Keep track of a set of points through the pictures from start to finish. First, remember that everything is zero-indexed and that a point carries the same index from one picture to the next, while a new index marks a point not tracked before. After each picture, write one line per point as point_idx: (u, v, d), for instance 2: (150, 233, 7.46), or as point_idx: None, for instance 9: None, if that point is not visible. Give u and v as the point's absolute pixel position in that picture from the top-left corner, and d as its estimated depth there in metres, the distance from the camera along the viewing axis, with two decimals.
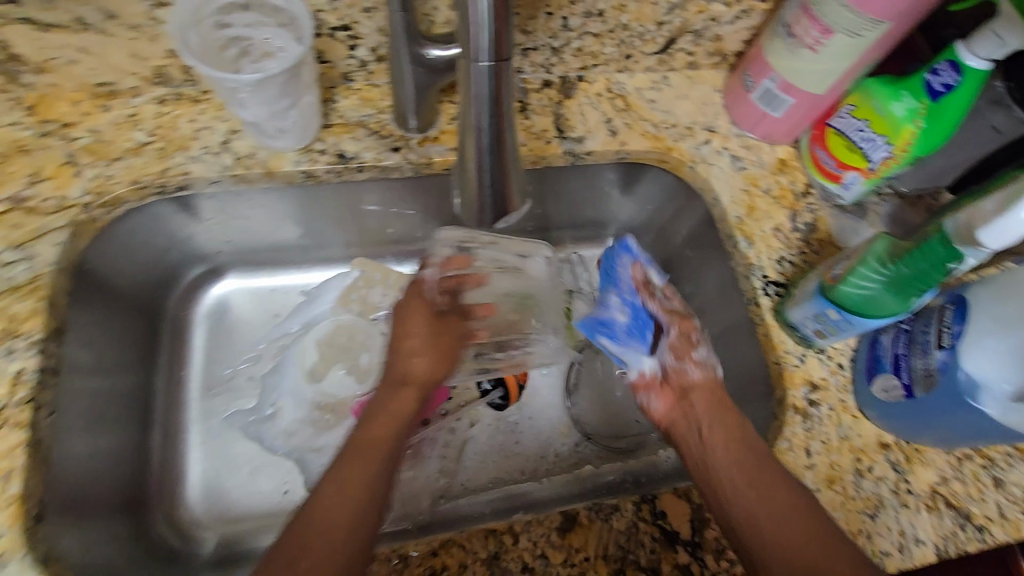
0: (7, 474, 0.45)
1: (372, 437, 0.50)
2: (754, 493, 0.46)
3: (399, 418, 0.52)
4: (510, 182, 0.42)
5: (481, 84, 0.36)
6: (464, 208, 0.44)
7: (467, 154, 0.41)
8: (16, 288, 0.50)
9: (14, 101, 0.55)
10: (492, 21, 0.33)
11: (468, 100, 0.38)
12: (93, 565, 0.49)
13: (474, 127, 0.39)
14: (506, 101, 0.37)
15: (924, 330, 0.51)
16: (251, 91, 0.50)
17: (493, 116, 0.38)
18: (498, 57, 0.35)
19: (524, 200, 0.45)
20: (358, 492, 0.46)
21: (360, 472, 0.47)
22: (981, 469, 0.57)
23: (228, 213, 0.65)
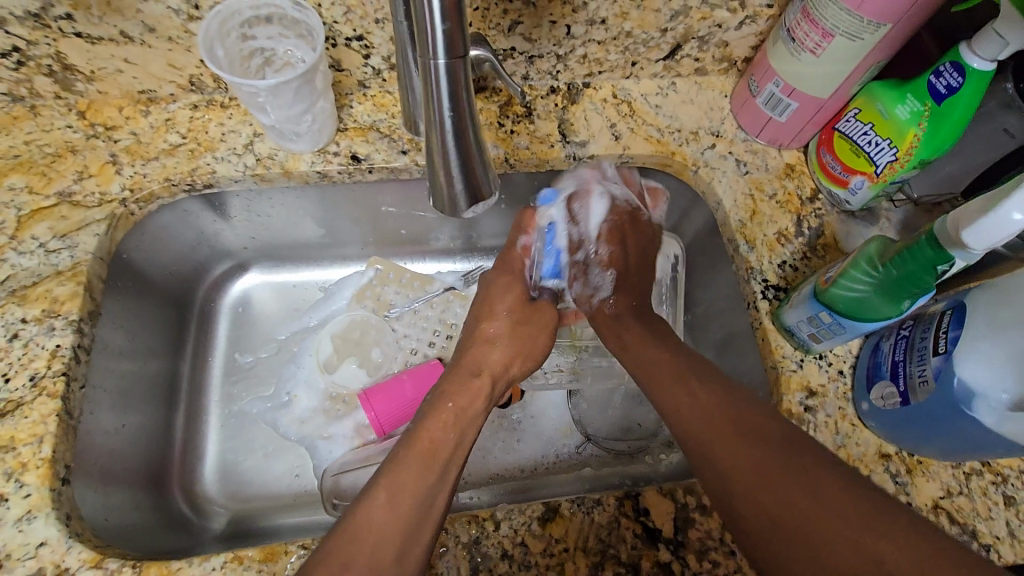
0: (40, 438, 0.50)
1: (441, 428, 0.49)
2: (707, 431, 0.46)
3: (464, 411, 0.51)
4: (478, 172, 0.44)
5: (439, 83, 0.37)
6: (437, 198, 0.46)
7: (433, 149, 0.42)
8: (58, 273, 0.56)
9: (68, 108, 0.62)
10: (444, 23, 0.34)
11: (428, 98, 0.39)
12: (109, 528, 0.54)
13: (437, 124, 0.40)
14: (463, 95, 0.39)
15: (923, 336, 0.49)
16: (268, 96, 0.54)
17: (453, 111, 0.39)
18: (452, 54, 0.36)
19: (492, 189, 0.46)
20: (417, 491, 0.44)
21: (416, 475, 0.45)
22: (990, 485, 0.54)
23: (251, 210, 0.69)
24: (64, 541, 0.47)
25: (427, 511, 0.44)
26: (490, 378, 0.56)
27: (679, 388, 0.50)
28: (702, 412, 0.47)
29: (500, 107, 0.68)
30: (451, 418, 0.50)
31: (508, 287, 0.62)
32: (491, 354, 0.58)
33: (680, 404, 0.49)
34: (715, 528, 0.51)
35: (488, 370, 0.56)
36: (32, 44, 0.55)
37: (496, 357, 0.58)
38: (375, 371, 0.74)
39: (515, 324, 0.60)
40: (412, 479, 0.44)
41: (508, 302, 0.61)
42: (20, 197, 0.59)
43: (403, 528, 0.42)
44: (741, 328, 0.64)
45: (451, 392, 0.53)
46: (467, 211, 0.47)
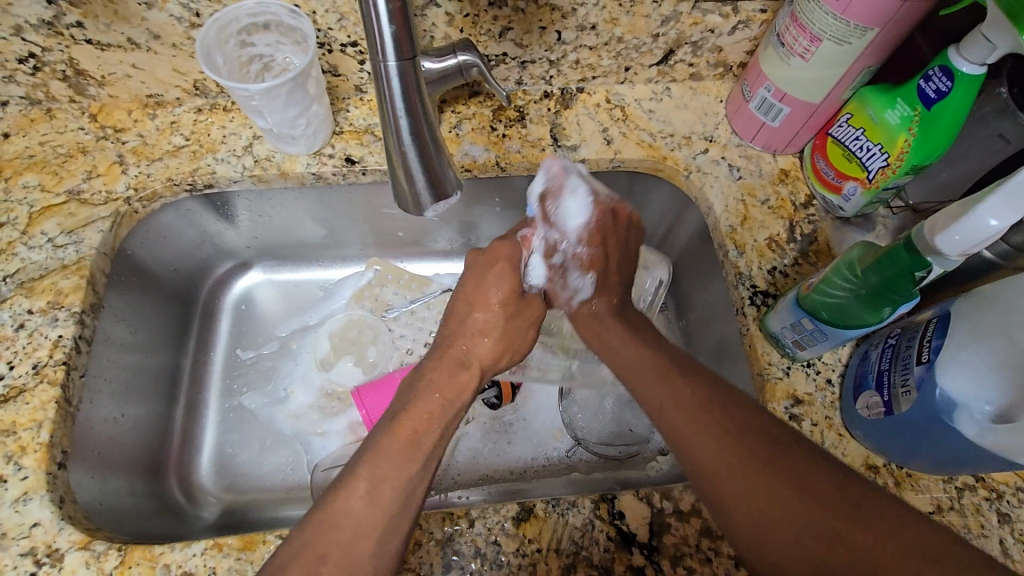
0: (39, 423, 0.52)
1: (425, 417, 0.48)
2: (699, 438, 0.44)
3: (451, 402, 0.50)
4: (437, 170, 0.47)
5: (391, 85, 0.41)
6: (402, 198, 0.49)
7: (391, 150, 0.46)
8: (63, 267, 0.59)
9: (81, 111, 0.66)
10: (391, 25, 0.38)
11: (383, 103, 0.43)
12: (104, 512, 0.56)
13: (392, 125, 0.44)
14: (415, 96, 0.42)
15: (908, 345, 0.48)
16: (262, 99, 0.56)
17: (407, 112, 0.43)
18: (401, 55, 0.40)
19: (455, 186, 0.49)
20: (397, 484, 0.43)
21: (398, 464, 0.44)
22: (984, 502, 0.52)
23: (254, 210, 0.72)
24: (55, 523, 0.49)
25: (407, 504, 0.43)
26: (475, 370, 0.53)
27: (667, 390, 0.48)
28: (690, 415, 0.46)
29: (493, 112, 0.69)
30: (439, 409, 0.48)
31: (500, 275, 0.56)
32: (479, 344, 0.54)
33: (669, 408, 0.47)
34: (692, 534, 0.50)
35: (475, 363, 0.53)
36: (47, 50, 0.59)
37: (484, 350, 0.54)
38: (370, 369, 0.75)
39: (508, 314, 0.56)
40: (393, 468, 0.44)
41: (502, 293, 0.56)
42: (33, 195, 0.62)
43: (381, 521, 0.42)
44: (731, 334, 0.64)
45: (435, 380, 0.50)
46: (430, 210, 0.49)
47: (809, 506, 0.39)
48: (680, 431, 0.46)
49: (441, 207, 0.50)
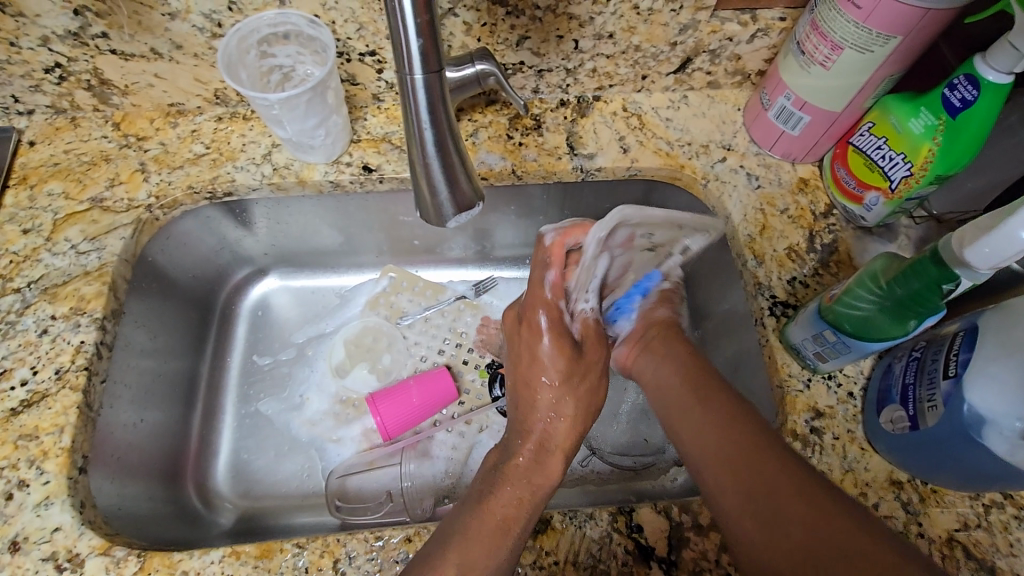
0: (60, 428, 0.53)
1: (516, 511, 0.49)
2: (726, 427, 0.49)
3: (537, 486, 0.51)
4: (460, 181, 0.46)
5: (417, 96, 0.41)
6: (424, 209, 0.48)
7: (415, 160, 0.45)
8: (86, 274, 0.59)
9: (105, 120, 0.67)
10: (418, 39, 0.38)
11: (408, 114, 0.43)
12: (122, 517, 0.56)
13: (417, 136, 0.44)
14: (441, 108, 0.42)
15: (934, 358, 0.47)
16: (282, 109, 0.57)
17: (431, 123, 0.43)
18: (427, 68, 0.40)
19: (478, 198, 0.48)
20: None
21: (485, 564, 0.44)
22: (1012, 520, 0.50)
23: (272, 218, 0.72)
24: (76, 528, 0.49)
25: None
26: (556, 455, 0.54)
27: (701, 406, 0.52)
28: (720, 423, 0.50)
29: (509, 120, 0.69)
30: (527, 496, 0.49)
31: (557, 352, 0.55)
32: (557, 426, 0.55)
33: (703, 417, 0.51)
34: (711, 549, 0.50)
35: (558, 445, 0.54)
36: (72, 60, 0.60)
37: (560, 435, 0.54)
38: (384, 376, 0.75)
39: (571, 384, 0.55)
40: (482, 557, 0.45)
41: (559, 367, 0.55)
42: (57, 203, 0.63)
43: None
44: (750, 344, 0.63)
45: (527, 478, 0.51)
46: (452, 221, 0.48)
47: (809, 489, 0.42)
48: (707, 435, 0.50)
49: (464, 219, 0.49)
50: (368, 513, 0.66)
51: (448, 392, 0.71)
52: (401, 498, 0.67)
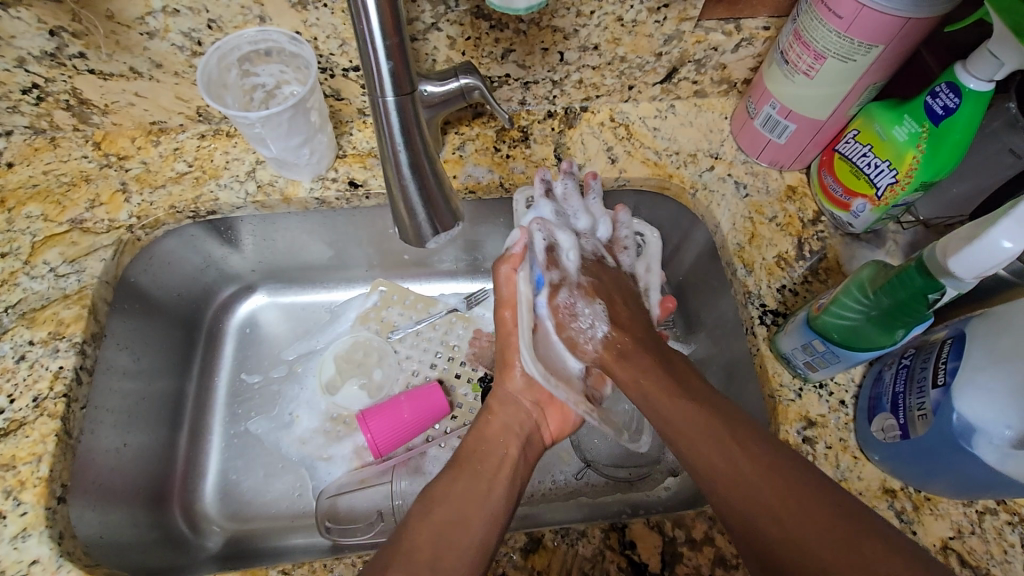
0: (38, 457, 0.51)
1: (487, 450, 0.54)
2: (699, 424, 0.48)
3: (510, 429, 0.57)
4: (436, 201, 0.47)
5: (390, 119, 0.41)
6: (403, 226, 0.49)
7: (393, 179, 0.45)
8: (65, 297, 0.58)
9: (85, 139, 0.66)
10: (388, 62, 0.38)
11: (382, 134, 0.43)
12: (104, 546, 0.55)
13: (392, 159, 0.44)
14: (414, 130, 0.43)
15: (923, 366, 0.47)
16: (264, 127, 0.56)
17: (406, 145, 0.43)
18: (398, 90, 0.40)
19: (456, 217, 0.49)
20: (474, 508, 0.47)
21: (467, 486, 0.49)
22: (1006, 526, 0.50)
23: (258, 234, 0.71)
24: (54, 560, 0.48)
25: (486, 548, 0.45)
26: (531, 406, 0.60)
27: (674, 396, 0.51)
28: (708, 432, 0.47)
29: (497, 132, 0.69)
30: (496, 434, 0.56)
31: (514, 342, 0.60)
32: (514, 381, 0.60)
33: (681, 417, 0.49)
34: (705, 564, 0.49)
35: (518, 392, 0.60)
36: (50, 81, 0.59)
37: (515, 384, 0.60)
38: (376, 392, 0.74)
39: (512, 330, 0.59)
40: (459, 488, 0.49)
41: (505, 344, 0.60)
42: (36, 225, 0.62)
43: (441, 524, 0.46)
44: (741, 353, 0.63)
45: (499, 425, 0.57)
46: (432, 240, 0.50)
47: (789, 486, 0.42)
48: (696, 447, 0.47)
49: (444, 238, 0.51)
50: (359, 534, 0.64)
51: (439, 407, 0.70)
52: (392, 517, 0.66)
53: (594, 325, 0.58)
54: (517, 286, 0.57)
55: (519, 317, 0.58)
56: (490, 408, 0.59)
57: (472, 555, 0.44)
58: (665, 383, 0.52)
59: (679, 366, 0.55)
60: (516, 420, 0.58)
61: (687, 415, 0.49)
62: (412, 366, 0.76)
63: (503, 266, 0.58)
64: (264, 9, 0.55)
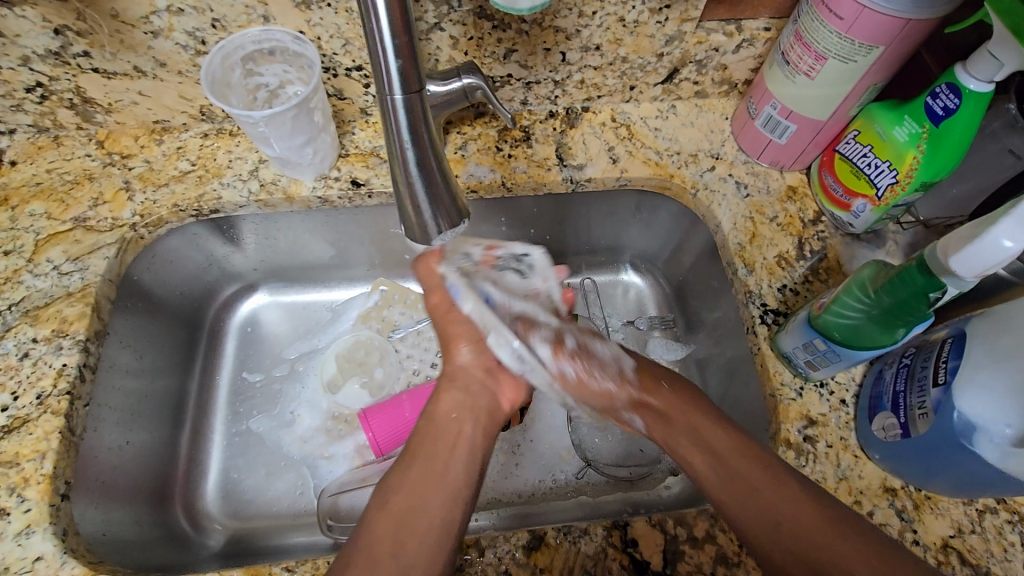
0: (42, 454, 0.52)
1: (440, 429, 0.53)
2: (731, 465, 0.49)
3: (465, 405, 0.55)
4: (441, 197, 0.48)
5: (398, 117, 0.42)
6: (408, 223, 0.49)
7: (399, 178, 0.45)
8: (68, 295, 0.59)
9: (89, 138, 0.66)
10: (398, 62, 0.38)
11: (389, 131, 0.43)
12: (107, 543, 0.55)
13: (398, 155, 0.44)
14: (421, 127, 0.43)
15: (924, 365, 0.47)
16: (268, 126, 0.56)
17: (413, 142, 0.43)
18: (407, 88, 0.40)
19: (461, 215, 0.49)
20: (431, 495, 0.47)
21: (422, 470, 0.49)
22: (1006, 525, 0.50)
23: (259, 233, 0.72)
24: (58, 557, 0.48)
25: (449, 530, 0.45)
26: (483, 375, 0.58)
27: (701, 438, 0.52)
28: (743, 474, 0.48)
29: (498, 132, 0.69)
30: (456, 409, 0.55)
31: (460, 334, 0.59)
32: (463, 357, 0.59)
33: (737, 472, 0.48)
34: (707, 562, 0.49)
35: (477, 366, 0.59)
36: (54, 79, 0.59)
37: (467, 360, 0.59)
38: (377, 391, 0.74)
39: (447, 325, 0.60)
40: (420, 478, 0.48)
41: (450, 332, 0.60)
42: (39, 223, 0.62)
43: (400, 519, 0.45)
44: (742, 353, 0.63)
45: (450, 401, 0.55)
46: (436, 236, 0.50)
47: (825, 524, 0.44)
48: (748, 495, 0.47)
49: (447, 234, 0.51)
50: None
51: None
52: None
53: (616, 358, 0.61)
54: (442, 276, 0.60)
55: (450, 298, 0.60)
56: (439, 387, 0.57)
57: (435, 539, 0.45)
58: (712, 434, 0.52)
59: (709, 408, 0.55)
60: (469, 394, 0.56)
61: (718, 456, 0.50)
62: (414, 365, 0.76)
63: (420, 262, 0.60)
64: (267, 8, 0.56)
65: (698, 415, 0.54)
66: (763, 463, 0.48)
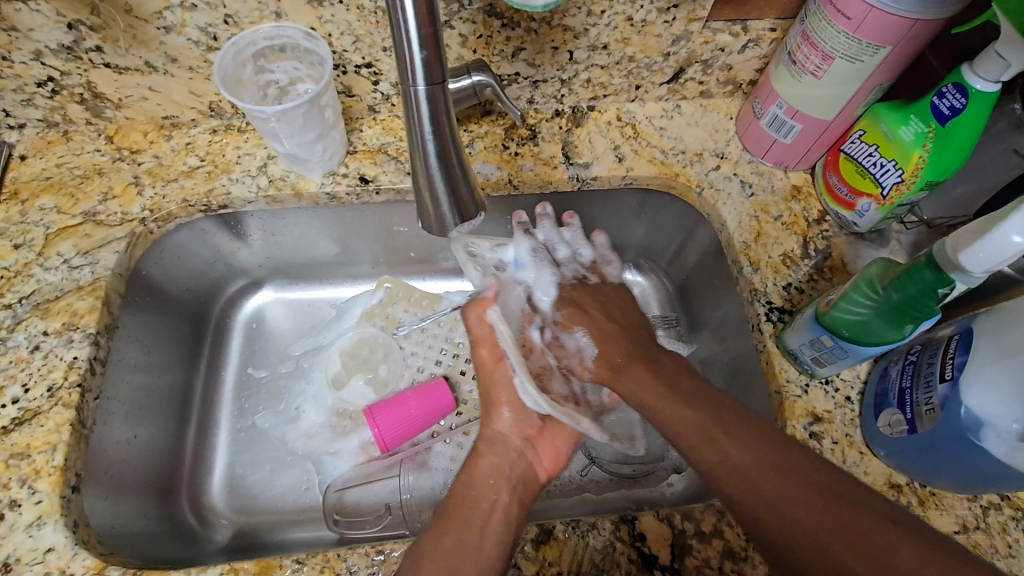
0: (53, 446, 0.52)
1: (476, 495, 0.50)
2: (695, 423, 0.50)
3: (500, 470, 0.53)
4: (462, 192, 0.46)
5: (420, 107, 0.40)
6: (426, 217, 0.47)
7: (418, 172, 0.44)
8: (79, 288, 0.59)
9: (98, 133, 0.66)
10: (422, 52, 0.38)
11: (410, 122, 0.42)
12: (116, 537, 0.55)
13: (420, 147, 0.43)
14: (443, 119, 0.42)
15: (930, 362, 0.48)
16: (279, 121, 0.57)
17: (434, 134, 0.42)
18: (431, 80, 0.39)
19: (479, 208, 0.47)
20: (464, 569, 0.44)
21: (458, 539, 0.46)
22: (1010, 521, 0.51)
23: (267, 229, 0.72)
24: (69, 548, 0.48)
25: None
26: (521, 443, 0.57)
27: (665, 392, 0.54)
28: (702, 426, 0.49)
29: (505, 130, 0.70)
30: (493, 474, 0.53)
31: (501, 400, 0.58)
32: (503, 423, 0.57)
33: (676, 418, 0.51)
34: (714, 556, 0.50)
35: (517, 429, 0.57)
36: (65, 74, 0.60)
37: (505, 424, 0.57)
38: (381, 388, 0.74)
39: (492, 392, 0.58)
40: (456, 543, 0.45)
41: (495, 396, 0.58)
42: (49, 217, 0.62)
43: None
44: (746, 350, 0.63)
45: (486, 466, 0.53)
46: (455, 230, 0.48)
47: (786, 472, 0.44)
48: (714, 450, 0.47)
49: (465, 228, 0.49)
50: (366, 527, 0.65)
51: (446, 404, 0.71)
52: (400, 511, 0.66)
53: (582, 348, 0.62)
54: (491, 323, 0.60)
55: (499, 349, 0.59)
56: (475, 451, 0.55)
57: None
58: (658, 387, 0.54)
59: (666, 365, 0.57)
60: (505, 461, 0.54)
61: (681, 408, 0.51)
62: (418, 362, 0.76)
63: (472, 310, 0.61)
64: (279, 4, 0.56)
65: (646, 375, 0.56)
66: (704, 411, 0.50)
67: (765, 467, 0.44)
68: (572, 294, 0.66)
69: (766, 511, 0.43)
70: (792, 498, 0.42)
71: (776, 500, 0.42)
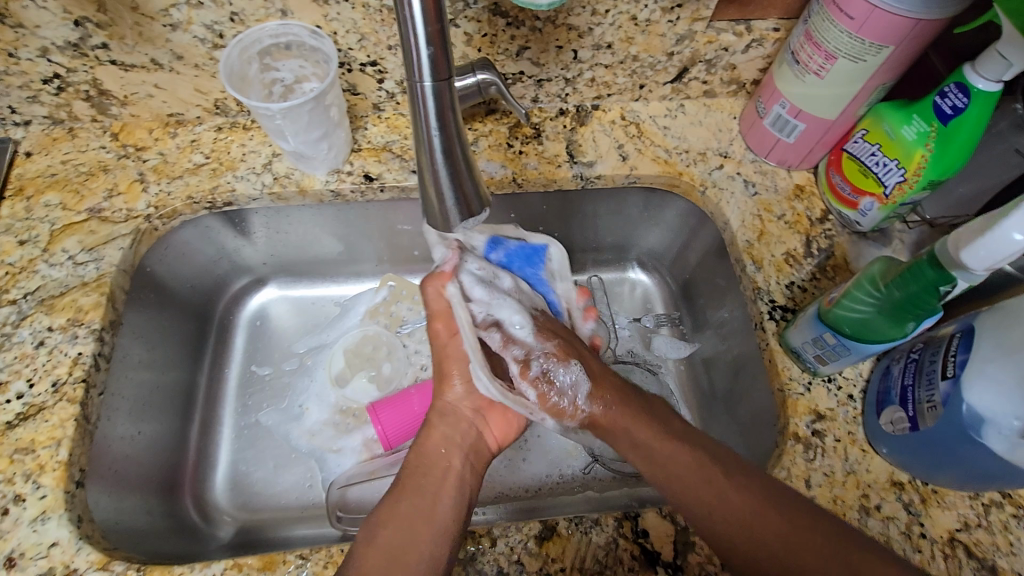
0: (58, 441, 0.52)
1: (429, 462, 0.53)
2: (691, 470, 0.50)
3: (452, 439, 0.56)
4: (467, 188, 0.46)
5: (427, 103, 0.41)
6: (431, 213, 0.47)
7: (423, 168, 0.44)
8: (84, 284, 0.59)
9: (103, 130, 0.67)
10: (428, 48, 0.38)
11: (416, 119, 0.42)
12: (119, 532, 0.55)
13: (426, 143, 0.43)
14: (449, 115, 0.42)
15: (932, 360, 0.48)
16: (285, 119, 0.57)
17: (440, 130, 0.42)
18: (437, 76, 0.39)
19: (485, 204, 0.47)
20: (419, 532, 0.46)
21: (411, 505, 0.48)
22: (1012, 519, 0.51)
23: (271, 227, 0.72)
24: (74, 543, 0.48)
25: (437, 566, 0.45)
26: (471, 413, 0.59)
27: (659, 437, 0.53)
28: (699, 472, 0.49)
29: (509, 129, 0.70)
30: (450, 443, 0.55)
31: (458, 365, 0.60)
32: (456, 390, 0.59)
33: (670, 459, 0.51)
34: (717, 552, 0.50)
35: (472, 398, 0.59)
36: (72, 71, 0.60)
37: (456, 394, 0.59)
38: (385, 385, 0.74)
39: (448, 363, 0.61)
40: (410, 509, 0.48)
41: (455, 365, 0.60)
42: (54, 214, 0.62)
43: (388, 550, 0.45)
44: (749, 349, 0.63)
45: (439, 436, 0.55)
46: (460, 227, 0.48)
47: (786, 522, 0.45)
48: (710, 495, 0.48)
49: (471, 224, 0.49)
50: None
51: None
52: None
53: (576, 383, 0.58)
54: (450, 300, 0.60)
55: (454, 325, 0.60)
56: (429, 420, 0.57)
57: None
58: (653, 428, 0.54)
59: (656, 408, 0.57)
60: (458, 432, 0.57)
61: (676, 452, 0.51)
62: (421, 360, 0.76)
63: (431, 282, 0.61)
64: (285, 2, 0.56)
65: (638, 415, 0.56)
66: (698, 452, 0.51)
67: (771, 516, 0.45)
68: (548, 326, 0.63)
69: (764, 557, 0.45)
70: (789, 547, 0.44)
71: (773, 548, 0.44)
